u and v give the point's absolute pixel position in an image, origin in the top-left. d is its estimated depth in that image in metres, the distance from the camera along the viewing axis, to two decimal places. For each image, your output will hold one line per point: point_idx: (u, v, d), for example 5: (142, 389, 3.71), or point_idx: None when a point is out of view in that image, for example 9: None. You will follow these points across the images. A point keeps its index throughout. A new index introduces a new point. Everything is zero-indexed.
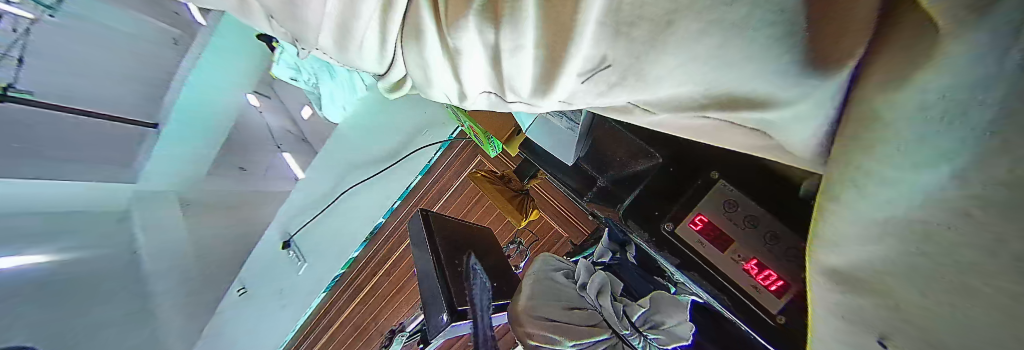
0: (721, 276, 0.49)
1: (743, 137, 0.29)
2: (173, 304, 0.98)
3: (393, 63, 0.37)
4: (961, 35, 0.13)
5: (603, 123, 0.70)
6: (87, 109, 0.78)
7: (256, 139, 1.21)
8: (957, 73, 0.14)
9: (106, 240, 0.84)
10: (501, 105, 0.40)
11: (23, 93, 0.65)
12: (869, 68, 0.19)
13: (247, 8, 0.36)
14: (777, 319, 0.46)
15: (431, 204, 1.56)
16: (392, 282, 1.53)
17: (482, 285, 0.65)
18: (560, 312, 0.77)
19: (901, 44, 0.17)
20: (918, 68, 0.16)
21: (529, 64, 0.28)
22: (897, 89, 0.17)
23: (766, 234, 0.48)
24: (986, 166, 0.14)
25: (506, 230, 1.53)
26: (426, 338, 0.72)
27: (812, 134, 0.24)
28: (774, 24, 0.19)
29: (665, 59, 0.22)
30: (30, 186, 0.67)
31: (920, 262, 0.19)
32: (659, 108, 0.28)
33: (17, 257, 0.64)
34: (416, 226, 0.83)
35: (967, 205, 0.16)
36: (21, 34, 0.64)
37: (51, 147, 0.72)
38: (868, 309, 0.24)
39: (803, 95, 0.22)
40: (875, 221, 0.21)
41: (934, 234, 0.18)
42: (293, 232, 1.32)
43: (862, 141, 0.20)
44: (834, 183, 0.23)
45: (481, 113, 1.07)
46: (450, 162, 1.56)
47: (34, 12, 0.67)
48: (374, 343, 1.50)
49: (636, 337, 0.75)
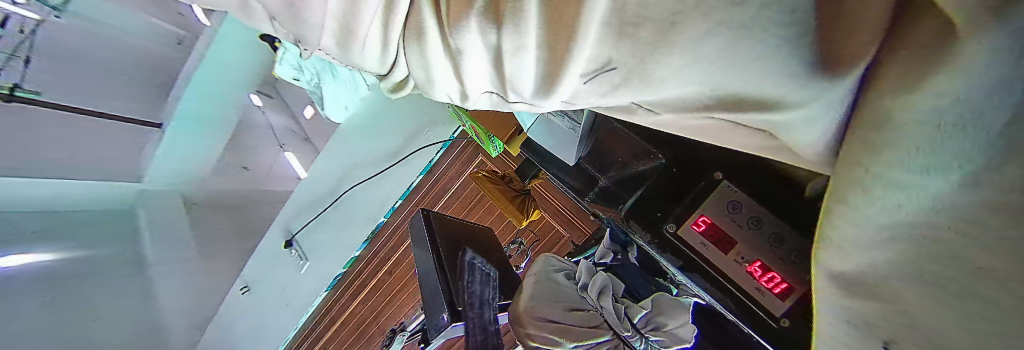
0: (726, 279, 0.48)
1: (749, 138, 0.29)
2: (175, 304, 0.99)
3: (396, 63, 0.36)
4: (976, 44, 0.12)
5: (605, 123, 0.68)
6: (101, 110, 0.79)
7: (256, 138, 1.18)
8: (974, 80, 0.13)
9: (105, 241, 0.83)
10: (502, 105, 0.40)
11: (30, 93, 0.66)
12: (883, 71, 0.18)
13: (249, 9, 0.35)
14: (782, 322, 0.45)
15: (432, 204, 1.59)
16: (394, 281, 1.55)
17: (484, 278, 0.77)
18: (561, 313, 0.74)
19: (913, 46, 0.16)
20: (929, 72, 0.15)
21: (530, 65, 0.28)
22: (910, 93, 0.17)
23: (771, 236, 0.46)
24: (1002, 174, 0.14)
25: (507, 230, 1.53)
26: (426, 338, 0.71)
27: (823, 134, 0.24)
28: (787, 25, 0.18)
29: (670, 60, 0.22)
30: (31, 186, 0.67)
31: (926, 267, 0.19)
32: (664, 109, 0.28)
33: (26, 255, 0.65)
34: (416, 224, 0.81)
35: (984, 214, 0.15)
36: (29, 36, 0.65)
37: (55, 148, 0.72)
38: (870, 312, 0.24)
39: (814, 97, 0.21)
40: (882, 225, 0.21)
41: (943, 241, 0.18)
42: (295, 231, 1.31)
43: (873, 145, 0.20)
44: (844, 188, 0.23)
45: (481, 113, 1.08)
46: (450, 163, 1.59)
47: (41, 13, 0.68)
48: (376, 342, 1.53)
49: (637, 338, 0.76)
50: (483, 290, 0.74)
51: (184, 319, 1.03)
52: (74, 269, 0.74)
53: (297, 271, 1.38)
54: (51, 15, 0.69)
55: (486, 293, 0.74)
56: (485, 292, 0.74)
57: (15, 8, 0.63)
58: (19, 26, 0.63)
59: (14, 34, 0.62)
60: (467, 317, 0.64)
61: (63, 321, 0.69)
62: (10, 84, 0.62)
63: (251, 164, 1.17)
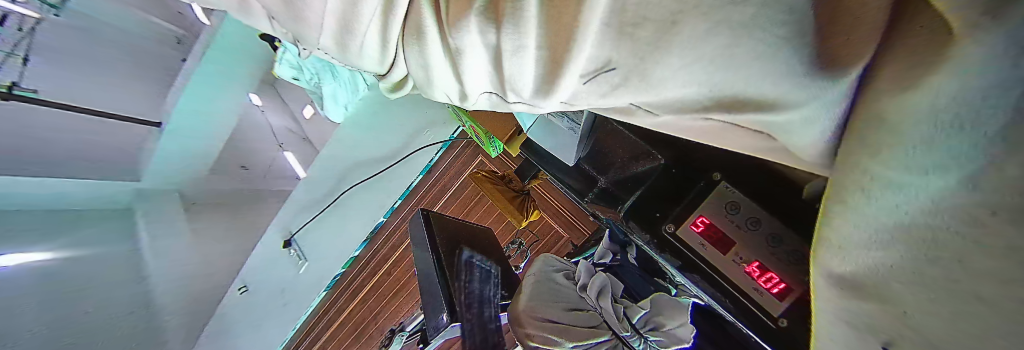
0: (725, 279, 0.48)
1: (748, 139, 0.29)
2: (174, 303, 0.99)
3: (395, 63, 0.36)
4: (971, 47, 0.12)
5: (606, 123, 0.68)
6: (110, 111, 0.81)
7: (256, 137, 1.18)
8: (973, 82, 0.13)
9: (103, 242, 0.83)
10: (502, 105, 0.40)
11: (27, 91, 0.66)
12: (878, 73, 0.19)
13: (248, 7, 0.35)
14: (780, 322, 0.45)
15: (432, 204, 1.59)
16: (394, 280, 1.55)
17: (483, 275, 0.76)
18: (561, 313, 0.74)
19: (909, 48, 0.16)
20: (925, 74, 0.15)
21: (530, 65, 0.28)
22: (906, 95, 0.17)
23: (769, 237, 0.47)
24: (1000, 175, 0.14)
25: (506, 230, 1.53)
26: (425, 339, 0.71)
27: (821, 135, 0.24)
28: (787, 24, 0.19)
29: (671, 59, 0.22)
30: (27, 183, 0.67)
31: (929, 268, 0.19)
32: (663, 110, 0.28)
33: (24, 253, 0.65)
34: (415, 224, 0.80)
35: (979, 212, 0.15)
36: (26, 33, 0.65)
37: (53, 146, 0.72)
38: (873, 314, 0.24)
39: (811, 98, 0.21)
40: (883, 225, 0.21)
41: (942, 240, 0.18)
42: (294, 232, 1.30)
43: (868, 146, 0.20)
44: (840, 189, 0.23)
45: (480, 113, 1.08)
46: (450, 163, 1.58)
47: (38, 10, 0.67)
48: (374, 342, 1.52)
49: (636, 338, 0.75)
50: (484, 287, 0.73)
51: (182, 319, 1.02)
52: (74, 268, 0.74)
53: (295, 271, 1.38)
54: (50, 14, 0.69)
55: (486, 290, 0.73)
56: (485, 290, 0.74)
57: (15, 6, 0.63)
58: (16, 25, 0.63)
59: (11, 32, 0.63)
60: (466, 318, 0.62)
61: (61, 319, 0.69)
62: (9, 82, 0.62)
63: (249, 163, 1.18)
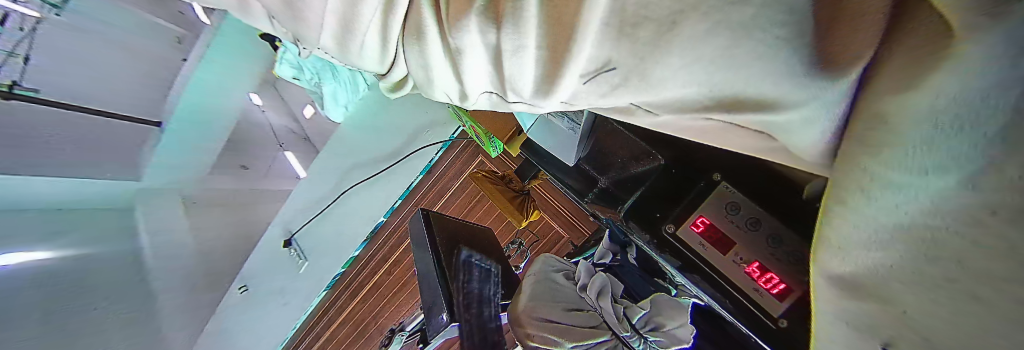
0: (725, 279, 0.48)
1: (748, 139, 0.29)
2: (172, 301, 0.99)
3: (395, 63, 0.36)
4: (972, 48, 0.12)
5: (606, 123, 0.67)
6: (115, 111, 0.81)
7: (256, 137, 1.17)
8: (973, 82, 0.13)
9: (103, 241, 0.83)
10: (502, 105, 0.40)
11: (29, 91, 0.65)
12: (879, 73, 0.19)
13: (248, 7, 0.35)
14: (780, 323, 0.45)
15: (432, 204, 1.60)
16: (394, 280, 1.57)
17: (483, 273, 0.77)
18: (560, 313, 0.74)
19: (910, 49, 0.16)
20: (926, 74, 0.15)
21: (529, 65, 0.28)
22: (908, 94, 0.17)
23: (768, 238, 0.47)
24: (1000, 176, 0.14)
25: (506, 230, 1.53)
26: (425, 339, 0.71)
27: (821, 135, 0.24)
28: (786, 24, 0.19)
29: (670, 59, 0.22)
30: (27, 182, 0.67)
31: (929, 268, 0.19)
32: (663, 110, 0.28)
33: (25, 253, 0.65)
34: (415, 224, 0.80)
35: (979, 213, 0.15)
36: (28, 33, 0.64)
37: (54, 146, 0.71)
38: (871, 314, 0.24)
39: (811, 97, 0.21)
40: (883, 226, 0.21)
41: (941, 240, 0.18)
42: (295, 231, 1.33)
43: (869, 146, 0.20)
44: (840, 189, 0.23)
45: (480, 112, 1.08)
46: (450, 163, 1.60)
47: (40, 10, 0.66)
48: (374, 342, 1.53)
49: (635, 338, 0.75)
50: (483, 287, 0.74)
51: (181, 318, 1.02)
52: (75, 267, 0.74)
53: (295, 271, 1.38)
54: (51, 14, 0.67)
55: (486, 290, 0.74)
56: (485, 289, 0.74)
57: (15, 6, 0.62)
58: (17, 25, 0.62)
59: (12, 31, 0.61)
60: (463, 318, 0.62)
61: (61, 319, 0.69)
62: (10, 82, 0.62)
63: (250, 163, 1.15)
